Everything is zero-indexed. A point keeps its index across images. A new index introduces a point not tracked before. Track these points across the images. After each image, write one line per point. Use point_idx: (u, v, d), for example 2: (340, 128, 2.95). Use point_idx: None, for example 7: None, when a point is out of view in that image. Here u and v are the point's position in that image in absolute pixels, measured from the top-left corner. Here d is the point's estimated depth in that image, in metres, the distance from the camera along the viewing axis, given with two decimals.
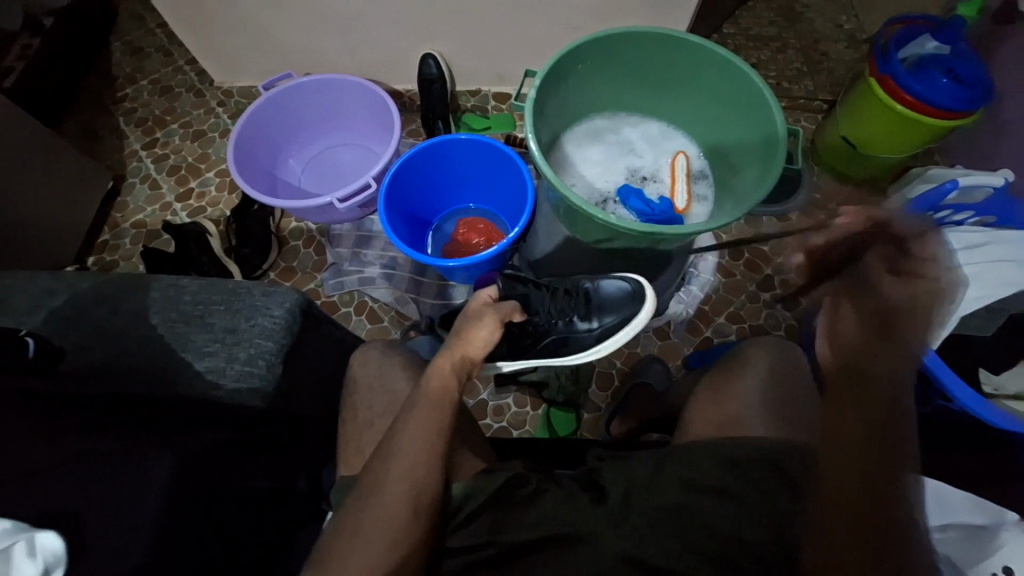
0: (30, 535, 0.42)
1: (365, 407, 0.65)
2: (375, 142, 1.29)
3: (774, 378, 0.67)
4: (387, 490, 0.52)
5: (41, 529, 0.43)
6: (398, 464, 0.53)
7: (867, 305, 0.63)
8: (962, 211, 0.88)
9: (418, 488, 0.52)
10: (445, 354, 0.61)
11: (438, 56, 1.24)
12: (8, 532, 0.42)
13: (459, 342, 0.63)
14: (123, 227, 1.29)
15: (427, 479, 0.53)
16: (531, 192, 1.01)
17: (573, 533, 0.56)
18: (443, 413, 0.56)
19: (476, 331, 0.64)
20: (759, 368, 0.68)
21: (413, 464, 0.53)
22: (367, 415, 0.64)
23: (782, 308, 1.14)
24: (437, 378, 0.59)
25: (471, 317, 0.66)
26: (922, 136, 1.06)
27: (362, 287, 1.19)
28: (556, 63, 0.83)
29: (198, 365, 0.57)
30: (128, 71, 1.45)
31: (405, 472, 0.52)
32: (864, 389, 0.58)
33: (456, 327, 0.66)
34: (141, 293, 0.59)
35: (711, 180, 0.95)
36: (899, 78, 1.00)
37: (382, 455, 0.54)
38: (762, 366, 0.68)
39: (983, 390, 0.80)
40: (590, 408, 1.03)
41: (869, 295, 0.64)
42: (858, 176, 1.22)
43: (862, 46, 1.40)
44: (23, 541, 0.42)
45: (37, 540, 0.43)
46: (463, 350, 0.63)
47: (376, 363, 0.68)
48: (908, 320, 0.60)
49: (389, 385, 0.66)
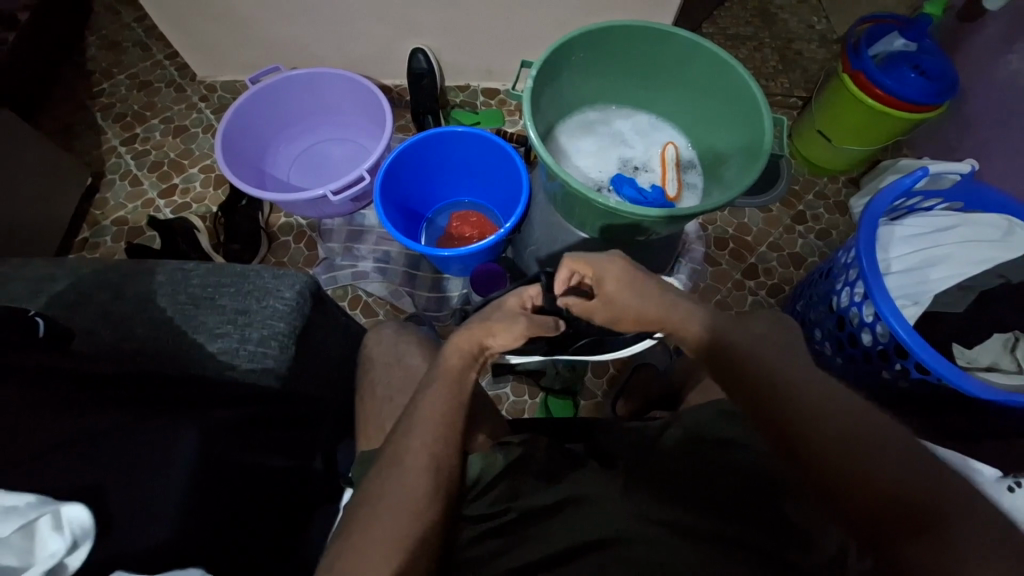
0: (54, 508, 0.43)
1: (382, 384, 0.66)
2: (365, 137, 1.29)
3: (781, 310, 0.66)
4: (408, 462, 0.52)
5: (68, 503, 0.44)
6: (421, 436, 0.54)
7: (731, 360, 0.59)
8: (931, 198, 0.94)
9: (440, 461, 0.53)
10: (463, 333, 0.63)
11: (427, 51, 1.25)
12: (34, 506, 0.43)
13: (482, 330, 0.63)
14: (103, 225, 1.25)
15: (446, 448, 0.54)
16: (526, 183, 1.03)
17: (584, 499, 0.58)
18: (459, 389, 0.58)
19: (503, 328, 0.63)
20: (627, 312, 0.66)
21: (433, 437, 0.54)
22: (384, 391, 0.65)
23: (766, 295, 1.19)
24: (455, 355, 0.61)
25: (506, 312, 0.64)
26: (894, 128, 1.12)
27: (355, 282, 1.19)
28: (550, 54, 0.85)
29: (211, 347, 0.57)
30: (105, 66, 1.41)
31: (427, 444, 0.54)
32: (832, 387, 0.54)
33: (485, 313, 0.65)
34: (148, 278, 0.59)
35: (700, 169, 0.99)
36: (870, 74, 1.06)
37: (403, 428, 0.56)
38: (640, 305, 0.65)
39: (958, 363, 0.84)
40: (587, 395, 1.04)
41: (617, 290, 0.66)
42: (833, 168, 1.29)
43: (833, 45, 1.47)
44: (51, 513, 0.42)
45: (63, 514, 0.43)
46: (483, 337, 0.63)
47: (390, 341, 0.70)
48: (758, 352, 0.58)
49: (405, 362, 0.68)
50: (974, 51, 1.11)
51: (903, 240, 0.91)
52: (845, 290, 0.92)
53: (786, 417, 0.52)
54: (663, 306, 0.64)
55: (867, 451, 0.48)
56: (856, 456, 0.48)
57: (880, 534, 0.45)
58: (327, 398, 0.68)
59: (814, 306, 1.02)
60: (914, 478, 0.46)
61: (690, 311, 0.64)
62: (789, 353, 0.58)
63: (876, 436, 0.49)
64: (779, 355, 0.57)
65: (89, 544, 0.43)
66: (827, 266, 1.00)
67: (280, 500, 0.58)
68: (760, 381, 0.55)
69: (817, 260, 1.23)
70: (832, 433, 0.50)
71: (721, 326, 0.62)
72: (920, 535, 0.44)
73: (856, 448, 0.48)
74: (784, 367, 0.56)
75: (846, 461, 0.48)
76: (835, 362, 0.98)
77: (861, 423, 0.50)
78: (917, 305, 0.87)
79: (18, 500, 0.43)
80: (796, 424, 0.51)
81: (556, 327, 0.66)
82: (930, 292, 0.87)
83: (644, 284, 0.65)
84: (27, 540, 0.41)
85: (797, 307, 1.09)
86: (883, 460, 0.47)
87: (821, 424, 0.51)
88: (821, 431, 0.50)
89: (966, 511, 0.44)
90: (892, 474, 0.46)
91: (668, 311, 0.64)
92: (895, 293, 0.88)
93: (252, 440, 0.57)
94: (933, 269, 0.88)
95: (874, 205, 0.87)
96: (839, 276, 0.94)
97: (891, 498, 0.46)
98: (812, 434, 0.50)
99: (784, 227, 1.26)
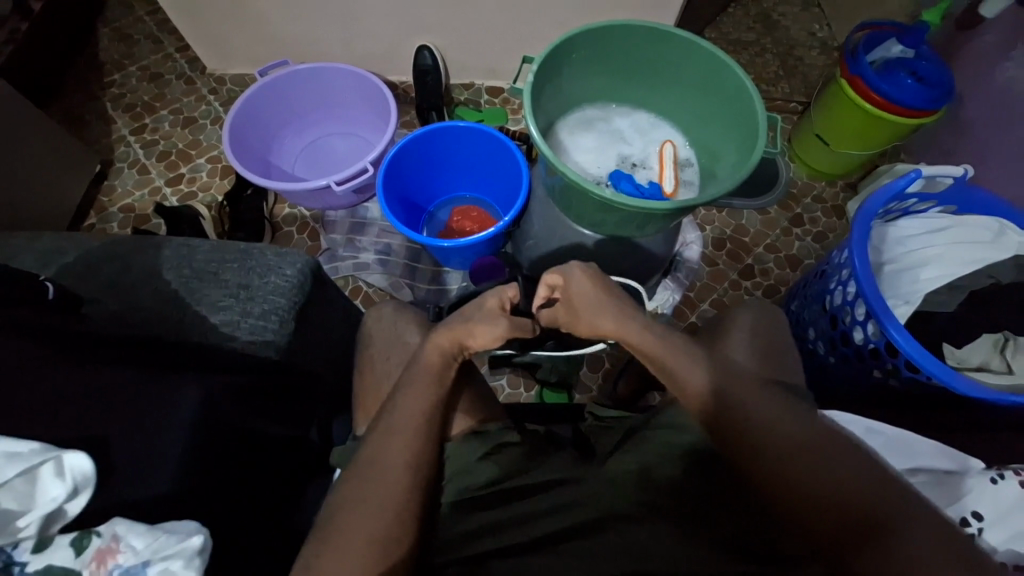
0: (57, 456, 0.46)
1: (381, 360, 0.68)
2: (369, 131, 1.31)
3: (758, 338, 0.73)
4: (390, 454, 0.55)
5: (68, 453, 0.47)
6: (399, 432, 0.56)
7: (725, 411, 0.59)
8: (925, 200, 0.95)
9: (418, 462, 0.55)
10: (441, 332, 0.64)
11: (433, 48, 1.27)
12: (39, 452, 0.46)
13: (463, 331, 0.63)
14: (110, 212, 1.27)
15: (423, 443, 0.56)
16: (526, 178, 1.05)
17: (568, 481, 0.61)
18: (439, 384, 0.61)
19: (483, 329, 0.64)
20: (587, 324, 0.69)
21: (412, 441, 0.56)
22: (384, 367, 0.67)
23: (761, 295, 1.21)
24: (434, 352, 0.63)
25: (486, 313, 0.65)
26: (890, 133, 1.13)
27: (356, 273, 1.21)
28: (551, 52, 0.88)
29: (213, 318, 0.58)
30: (117, 58, 1.44)
31: (406, 439, 0.56)
32: (788, 410, 0.59)
33: (467, 310, 0.66)
34: (155, 252, 0.60)
35: (697, 167, 1.01)
36: (868, 79, 1.07)
37: (386, 425, 0.58)
38: (600, 322, 0.68)
39: (949, 363, 0.86)
40: (582, 389, 1.07)
41: (581, 300, 0.68)
42: (830, 173, 1.30)
43: (833, 52, 1.48)
44: (52, 460, 0.46)
45: (65, 462, 0.46)
46: (464, 339, 0.64)
47: (390, 321, 0.71)
48: (747, 400, 0.60)
49: (404, 340, 0.69)
50: (969, 60, 1.13)
51: (896, 241, 0.92)
52: (839, 290, 0.94)
53: (745, 436, 0.57)
54: (639, 333, 0.66)
55: (815, 464, 0.53)
56: (805, 469, 0.53)
57: (830, 546, 0.49)
58: (328, 376, 0.70)
59: (808, 305, 1.03)
60: (857, 481, 0.51)
61: (685, 358, 0.63)
62: (768, 402, 0.59)
63: (825, 452, 0.54)
64: (761, 401, 0.59)
65: (89, 490, 0.47)
66: (821, 266, 1.01)
67: (279, 469, 0.60)
68: (733, 420, 0.58)
69: (813, 262, 1.25)
70: (782, 450, 0.55)
71: (717, 378, 0.62)
72: (873, 538, 0.47)
73: (803, 458, 0.54)
74: (753, 400, 0.59)
75: (794, 471, 0.53)
76: (828, 360, 1.00)
77: (807, 438, 0.56)
78: (909, 304, 0.87)
79: (22, 446, 0.46)
80: (750, 446, 0.56)
81: (531, 328, 0.68)
82: (922, 291, 0.87)
83: (613, 301, 0.68)
84: (29, 484, 0.45)
85: (792, 307, 1.10)
86: (828, 467, 0.52)
87: (769, 439, 0.56)
88: (772, 445, 0.55)
89: (912, 510, 0.49)
90: (839, 483, 0.51)
91: (639, 338, 0.66)
92: (888, 292, 0.89)
93: (256, 409, 0.58)
94: (924, 269, 0.88)
95: (867, 207, 0.88)
96: (833, 276, 0.95)
97: (839, 503, 0.50)
98: (764, 451, 0.55)
99: (781, 228, 1.28)
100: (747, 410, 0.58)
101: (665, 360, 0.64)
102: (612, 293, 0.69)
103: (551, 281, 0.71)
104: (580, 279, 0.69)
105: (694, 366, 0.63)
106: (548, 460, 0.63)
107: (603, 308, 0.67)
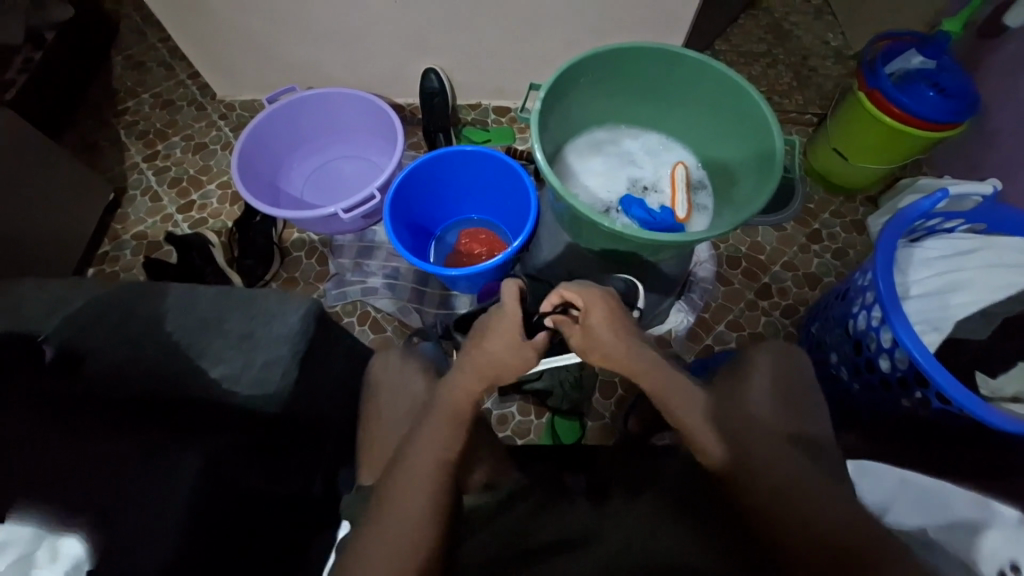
0: (52, 541, 0.48)
1: (386, 410, 0.66)
2: (377, 154, 1.31)
3: (779, 386, 0.66)
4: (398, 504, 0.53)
5: (69, 532, 0.48)
6: (404, 475, 0.55)
7: (718, 459, 0.61)
8: (952, 219, 0.90)
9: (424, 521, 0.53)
10: (463, 360, 0.63)
11: (440, 70, 1.27)
12: (31, 539, 0.48)
13: (478, 350, 0.62)
14: (124, 239, 1.29)
15: (435, 484, 0.54)
16: (534, 201, 1.03)
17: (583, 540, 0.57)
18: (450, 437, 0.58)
19: (495, 341, 0.61)
20: (598, 351, 0.67)
21: (420, 504, 0.53)
22: (390, 416, 0.65)
23: (780, 316, 1.17)
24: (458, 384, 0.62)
25: (495, 325, 0.63)
26: (912, 148, 1.09)
27: (365, 297, 1.20)
28: (558, 78, 0.87)
29: (214, 372, 0.57)
30: (129, 85, 1.47)
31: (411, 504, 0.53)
32: (782, 448, 0.60)
33: (479, 330, 0.65)
34: (156, 300, 0.59)
35: (711, 190, 0.98)
36: (887, 92, 1.03)
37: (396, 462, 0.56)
38: (610, 353, 0.66)
39: (982, 393, 0.81)
40: (593, 416, 1.05)
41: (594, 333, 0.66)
42: (848, 188, 1.26)
43: (849, 61, 1.44)
44: (47, 546, 0.48)
45: (58, 547, 0.48)
46: (480, 356, 0.61)
47: (396, 368, 0.69)
48: (744, 445, 0.61)
49: (411, 388, 0.67)
50: (993, 71, 1.09)
51: (922, 264, 0.88)
52: (862, 314, 0.90)
53: (736, 477, 0.59)
54: (643, 370, 0.66)
55: (812, 499, 0.55)
56: (796, 505, 0.55)
57: None
58: (334, 420, 0.68)
59: (830, 329, 0.99)
60: (842, 523, 0.53)
61: (682, 392, 0.65)
62: (764, 446, 0.60)
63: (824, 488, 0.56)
64: (760, 447, 0.60)
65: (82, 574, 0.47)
66: (842, 288, 0.98)
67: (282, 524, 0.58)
68: (729, 463, 0.60)
69: (833, 280, 1.21)
70: (783, 496, 0.56)
71: (730, 432, 0.62)
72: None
73: (796, 501, 0.55)
74: (753, 455, 0.60)
75: (786, 513, 0.55)
76: (852, 387, 0.96)
77: (801, 480, 0.57)
78: (938, 332, 0.84)
79: (19, 532, 0.48)
80: (752, 497, 0.57)
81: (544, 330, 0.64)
82: (952, 318, 0.84)
83: (627, 335, 0.67)
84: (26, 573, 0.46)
85: (812, 329, 1.06)
86: (819, 511, 0.54)
87: (762, 483, 0.57)
88: (766, 486, 0.57)
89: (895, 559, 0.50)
90: (826, 522, 0.53)
91: (643, 376, 0.66)
92: (916, 318, 0.85)
93: (259, 462, 0.57)
94: (954, 295, 0.85)
95: (892, 226, 0.85)
96: (856, 299, 0.92)
97: (823, 538, 0.52)
98: (756, 490, 0.57)
99: (798, 246, 1.24)
100: (741, 454, 0.60)
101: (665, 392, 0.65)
102: (625, 325, 0.67)
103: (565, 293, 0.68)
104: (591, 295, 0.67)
105: (693, 401, 0.64)
106: (560, 510, 0.60)
107: (614, 337, 0.66)
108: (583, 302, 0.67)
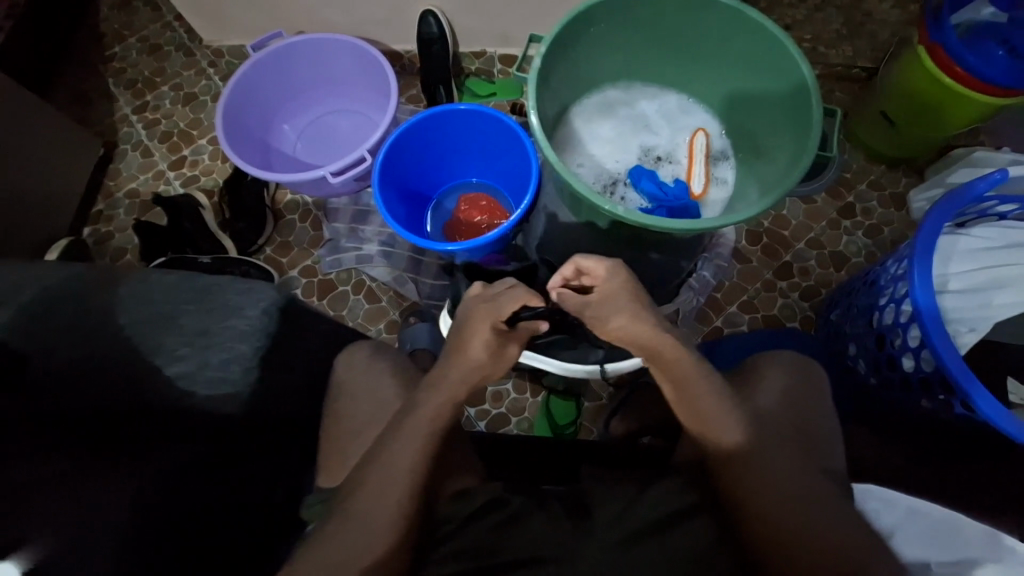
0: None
1: (349, 415, 0.68)
2: (372, 108, 1.21)
3: (789, 397, 0.67)
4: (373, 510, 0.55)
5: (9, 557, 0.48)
6: (377, 483, 0.56)
7: (728, 464, 0.60)
8: (1008, 203, 0.79)
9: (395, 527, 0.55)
10: (444, 362, 0.62)
11: (439, 13, 1.14)
12: None
13: (457, 352, 0.61)
14: (117, 197, 1.25)
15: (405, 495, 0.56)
16: (535, 168, 0.93)
17: (553, 556, 0.55)
18: (424, 437, 0.58)
19: (477, 343, 0.61)
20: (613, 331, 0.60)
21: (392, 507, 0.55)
22: (350, 424, 0.68)
23: (799, 297, 1.09)
24: (437, 390, 0.61)
25: (473, 327, 0.61)
26: (974, 113, 0.95)
27: (360, 265, 1.16)
28: (563, 27, 0.76)
29: (169, 370, 0.61)
30: (116, 28, 1.37)
31: (388, 507, 0.56)
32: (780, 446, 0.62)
33: (456, 330, 0.63)
34: (111, 290, 0.60)
35: (733, 161, 0.88)
36: (952, 48, 0.88)
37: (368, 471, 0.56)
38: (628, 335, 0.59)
39: (1011, 399, 0.76)
40: (591, 397, 1.01)
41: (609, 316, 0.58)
42: (892, 158, 1.13)
43: (911, 4, 1.25)
44: None
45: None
46: (462, 360, 0.61)
47: (362, 370, 0.71)
48: (754, 454, 0.60)
49: (376, 395, 0.69)
50: None
51: (967, 254, 0.77)
52: (890, 307, 0.81)
53: (734, 486, 0.59)
54: (668, 367, 0.60)
55: (800, 511, 0.57)
56: (789, 516, 0.57)
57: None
58: None
59: (852, 318, 0.91)
60: (828, 533, 0.55)
61: (711, 391, 0.60)
62: (769, 455, 0.60)
63: (815, 497, 0.58)
64: (772, 455, 0.60)
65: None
66: (870, 273, 0.88)
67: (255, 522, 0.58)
68: (735, 467, 0.60)
69: (862, 260, 1.11)
70: (781, 499, 0.58)
71: (750, 430, 0.61)
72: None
73: (787, 511, 0.57)
74: (768, 451, 0.60)
75: (780, 524, 0.56)
76: (868, 380, 0.89)
77: (797, 492, 0.58)
78: (975, 332, 0.75)
79: None
80: (748, 505, 0.57)
81: (538, 327, 0.64)
82: (992, 318, 0.75)
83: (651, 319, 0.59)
84: None
85: (832, 316, 0.98)
86: (808, 523, 0.56)
87: (760, 492, 0.58)
88: (764, 498, 0.58)
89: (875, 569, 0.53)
90: (816, 534, 0.55)
91: (668, 374, 0.60)
92: (951, 316, 0.76)
93: None
94: (998, 293, 0.75)
95: (939, 209, 0.74)
96: (885, 289, 0.83)
97: (813, 541, 0.55)
98: (755, 499, 0.58)
99: (828, 220, 1.13)
100: (749, 461, 0.60)
101: (696, 391, 0.60)
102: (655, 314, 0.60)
103: (588, 266, 0.62)
104: (613, 270, 0.60)
105: (723, 403, 0.60)
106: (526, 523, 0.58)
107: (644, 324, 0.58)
108: (601, 279, 0.61)
